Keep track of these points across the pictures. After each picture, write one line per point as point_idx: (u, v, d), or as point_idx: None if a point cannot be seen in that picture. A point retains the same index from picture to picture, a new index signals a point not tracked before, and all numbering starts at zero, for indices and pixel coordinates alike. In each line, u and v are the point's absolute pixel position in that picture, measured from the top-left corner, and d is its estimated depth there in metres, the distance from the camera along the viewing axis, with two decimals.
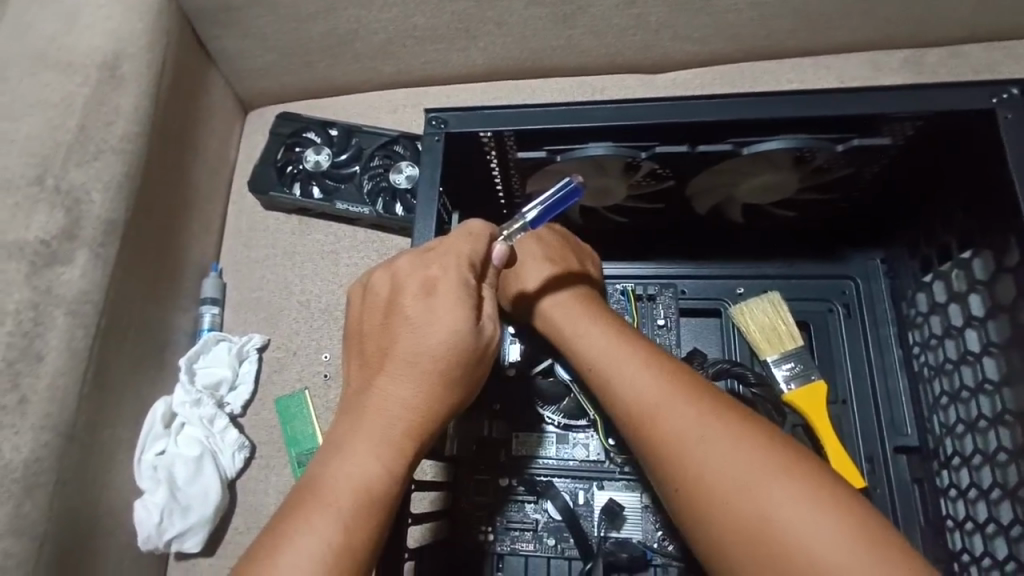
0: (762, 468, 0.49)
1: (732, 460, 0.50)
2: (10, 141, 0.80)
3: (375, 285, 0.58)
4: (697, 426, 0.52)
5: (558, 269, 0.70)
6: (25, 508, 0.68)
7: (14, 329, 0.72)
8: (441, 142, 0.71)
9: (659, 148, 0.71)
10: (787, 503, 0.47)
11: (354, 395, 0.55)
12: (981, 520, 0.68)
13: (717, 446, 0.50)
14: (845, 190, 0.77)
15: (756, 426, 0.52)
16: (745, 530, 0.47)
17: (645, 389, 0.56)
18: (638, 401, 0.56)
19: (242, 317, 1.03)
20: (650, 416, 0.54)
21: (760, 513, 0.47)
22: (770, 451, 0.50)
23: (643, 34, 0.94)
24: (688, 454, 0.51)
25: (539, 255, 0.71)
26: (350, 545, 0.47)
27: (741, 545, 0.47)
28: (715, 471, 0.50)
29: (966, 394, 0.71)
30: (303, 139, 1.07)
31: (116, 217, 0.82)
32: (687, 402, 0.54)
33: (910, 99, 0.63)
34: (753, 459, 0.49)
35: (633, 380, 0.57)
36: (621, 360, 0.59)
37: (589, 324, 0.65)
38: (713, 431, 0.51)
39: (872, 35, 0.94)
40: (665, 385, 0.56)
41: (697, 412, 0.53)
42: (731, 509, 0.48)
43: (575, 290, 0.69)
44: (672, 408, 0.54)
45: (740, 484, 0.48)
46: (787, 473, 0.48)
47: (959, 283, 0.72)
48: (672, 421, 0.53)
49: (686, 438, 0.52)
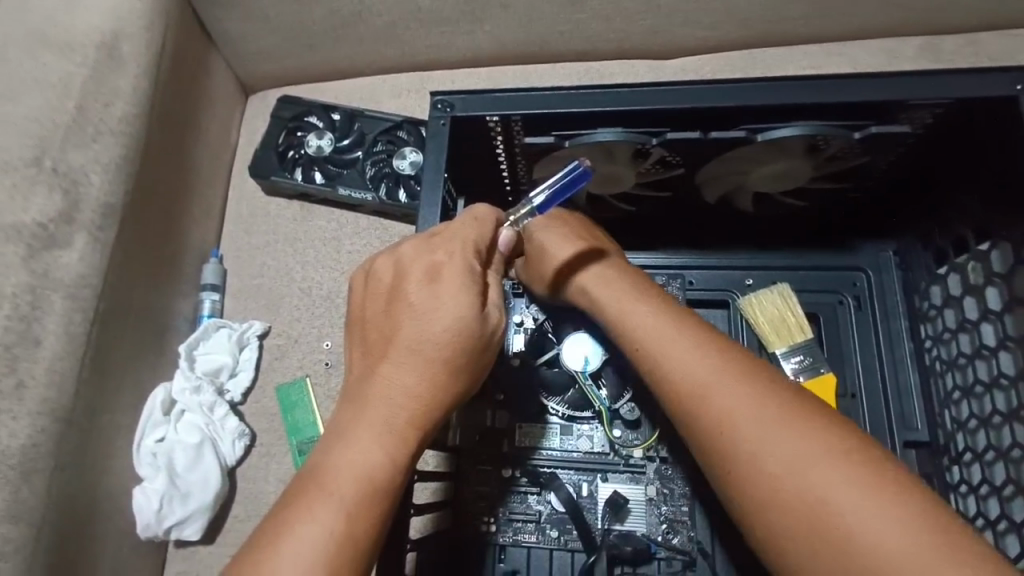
0: (816, 449, 0.47)
1: (785, 440, 0.48)
2: (6, 122, 0.77)
3: (377, 271, 0.56)
4: (747, 406, 0.51)
5: (583, 246, 0.68)
6: (22, 494, 0.67)
7: (12, 313, 0.70)
8: (446, 126, 0.69)
9: (670, 134, 0.69)
10: (842, 484, 0.45)
11: (356, 383, 0.53)
12: (993, 517, 0.67)
13: (769, 426, 0.49)
14: (859, 180, 0.75)
15: (810, 407, 0.50)
16: (798, 512, 0.46)
17: (692, 368, 0.55)
18: (685, 380, 0.55)
19: (242, 304, 1.01)
20: (698, 396, 0.53)
21: (813, 495, 0.46)
22: (824, 432, 0.48)
23: (652, 19, 0.92)
24: (737, 434, 0.50)
25: (565, 234, 0.69)
26: (352, 535, 0.46)
27: (793, 527, 0.46)
28: (767, 452, 0.49)
29: (980, 389, 0.70)
30: (305, 123, 1.05)
31: (114, 201, 0.81)
32: (736, 382, 0.53)
33: (930, 86, 0.61)
34: (806, 440, 0.48)
35: (679, 358, 0.56)
36: (666, 336, 0.58)
37: (631, 300, 0.63)
38: (765, 411, 0.50)
39: (887, 21, 0.92)
40: (714, 364, 0.54)
41: (746, 390, 0.52)
42: (783, 490, 0.47)
43: (603, 265, 0.67)
44: (721, 388, 0.53)
45: (792, 465, 0.47)
46: (841, 455, 0.47)
47: (976, 275, 0.71)
48: (722, 401, 0.52)
49: (735, 419, 0.51)
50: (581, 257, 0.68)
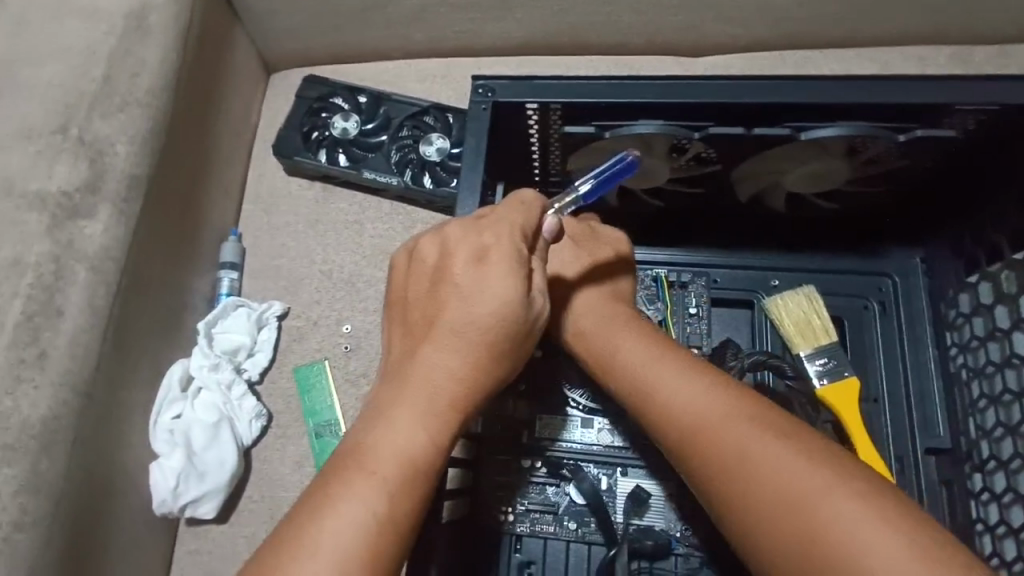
0: (809, 483, 0.47)
1: (777, 476, 0.48)
2: (32, 88, 0.77)
3: (422, 251, 0.56)
4: (739, 444, 0.51)
5: (568, 270, 0.69)
6: (42, 465, 0.66)
7: (35, 282, 0.70)
8: (487, 111, 0.69)
9: (713, 128, 0.69)
10: (841, 518, 0.45)
11: (396, 363, 0.54)
12: (1016, 524, 0.67)
13: (758, 452, 0.50)
14: (895, 184, 0.75)
15: (801, 439, 0.50)
16: (796, 549, 0.46)
17: (685, 406, 0.55)
18: (679, 421, 0.55)
19: (260, 284, 1.01)
20: (693, 436, 0.54)
21: (813, 531, 0.45)
22: (816, 465, 0.48)
23: (687, 14, 0.91)
24: (732, 473, 0.50)
25: (569, 254, 0.70)
26: (393, 515, 0.46)
27: (790, 547, 0.46)
28: (761, 490, 0.49)
29: (1008, 397, 0.70)
30: (330, 104, 1.04)
31: (140, 172, 0.78)
32: (727, 421, 0.53)
33: (977, 90, 0.62)
34: (797, 475, 0.48)
35: (671, 397, 0.56)
36: (656, 368, 0.59)
37: (621, 331, 0.64)
38: (756, 449, 0.50)
39: (922, 28, 0.91)
40: (702, 394, 0.55)
41: (734, 418, 0.53)
42: (781, 528, 0.47)
43: (592, 288, 0.68)
44: (713, 427, 0.53)
45: (786, 501, 0.47)
46: (836, 488, 0.46)
47: (1009, 284, 0.70)
48: (715, 441, 0.52)
49: (728, 459, 0.51)
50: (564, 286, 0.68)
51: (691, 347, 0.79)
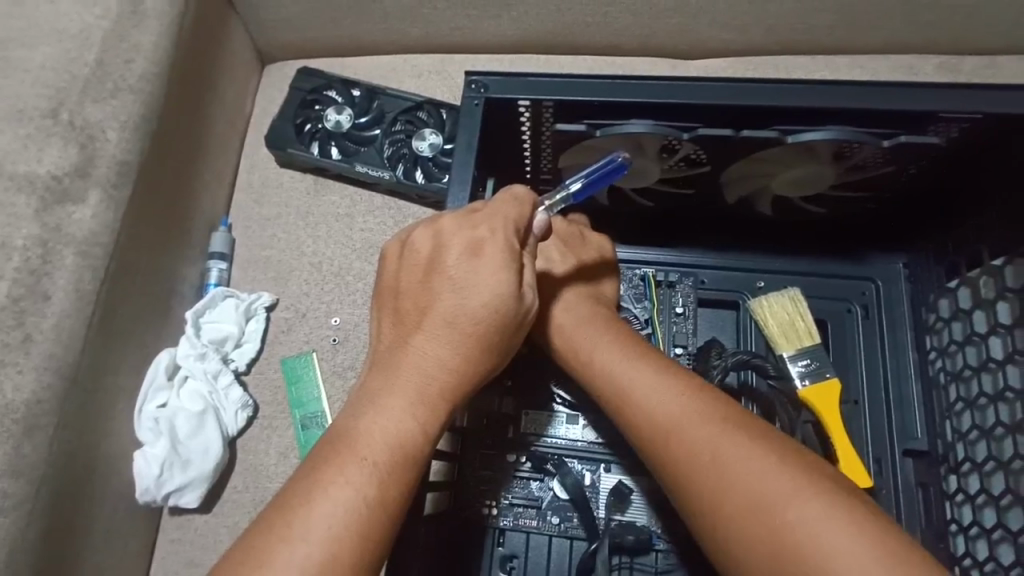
0: (777, 482, 0.48)
1: (748, 476, 0.49)
2: (24, 70, 0.76)
3: (416, 243, 0.57)
4: (712, 445, 0.52)
5: (551, 268, 0.70)
6: (24, 449, 0.66)
7: (21, 266, 0.69)
8: (481, 106, 0.70)
9: (702, 130, 0.70)
10: (804, 518, 0.46)
11: (387, 352, 0.55)
12: (988, 525, 0.69)
13: (729, 454, 0.51)
14: (879, 189, 0.76)
15: (770, 442, 0.51)
16: (764, 545, 0.47)
17: (660, 408, 0.56)
18: (654, 423, 0.56)
19: (249, 275, 1.01)
20: (668, 440, 0.54)
21: (778, 532, 0.46)
22: (784, 466, 0.49)
23: (680, 18, 0.92)
24: (704, 475, 0.51)
25: (556, 252, 0.71)
26: (383, 498, 0.47)
27: (759, 549, 0.47)
28: (733, 491, 0.49)
29: (984, 400, 0.72)
30: (324, 97, 1.04)
31: (131, 159, 0.78)
32: (699, 424, 0.53)
33: (959, 99, 0.64)
34: (766, 475, 0.49)
35: (645, 396, 0.57)
36: (634, 371, 0.60)
37: (600, 334, 0.64)
38: (726, 448, 0.51)
39: (910, 37, 0.92)
40: (678, 399, 0.56)
41: (708, 422, 0.53)
42: (748, 523, 0.48)
43: (573, 289, 0.69)
44: (688, 431, 0.53)
45: (755, 499, 0.48)
46: (803, 490, 0.47)
47: (987, 290, 0.73)
48: (687, 440, 0.53)
49: (699, 457, 0.52)
50: (545, 283, 0.69)
51: (677, 346, 0.80)
